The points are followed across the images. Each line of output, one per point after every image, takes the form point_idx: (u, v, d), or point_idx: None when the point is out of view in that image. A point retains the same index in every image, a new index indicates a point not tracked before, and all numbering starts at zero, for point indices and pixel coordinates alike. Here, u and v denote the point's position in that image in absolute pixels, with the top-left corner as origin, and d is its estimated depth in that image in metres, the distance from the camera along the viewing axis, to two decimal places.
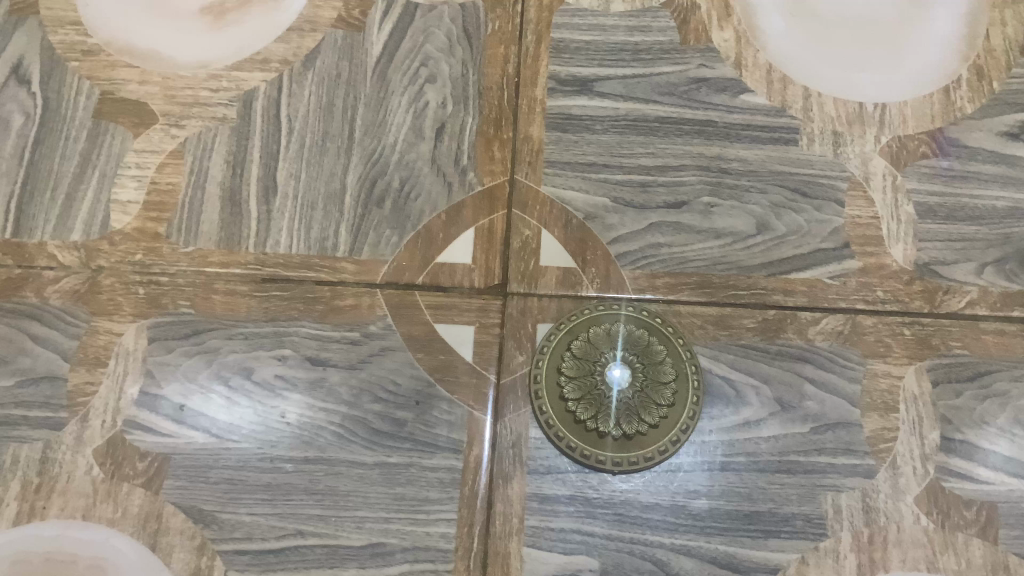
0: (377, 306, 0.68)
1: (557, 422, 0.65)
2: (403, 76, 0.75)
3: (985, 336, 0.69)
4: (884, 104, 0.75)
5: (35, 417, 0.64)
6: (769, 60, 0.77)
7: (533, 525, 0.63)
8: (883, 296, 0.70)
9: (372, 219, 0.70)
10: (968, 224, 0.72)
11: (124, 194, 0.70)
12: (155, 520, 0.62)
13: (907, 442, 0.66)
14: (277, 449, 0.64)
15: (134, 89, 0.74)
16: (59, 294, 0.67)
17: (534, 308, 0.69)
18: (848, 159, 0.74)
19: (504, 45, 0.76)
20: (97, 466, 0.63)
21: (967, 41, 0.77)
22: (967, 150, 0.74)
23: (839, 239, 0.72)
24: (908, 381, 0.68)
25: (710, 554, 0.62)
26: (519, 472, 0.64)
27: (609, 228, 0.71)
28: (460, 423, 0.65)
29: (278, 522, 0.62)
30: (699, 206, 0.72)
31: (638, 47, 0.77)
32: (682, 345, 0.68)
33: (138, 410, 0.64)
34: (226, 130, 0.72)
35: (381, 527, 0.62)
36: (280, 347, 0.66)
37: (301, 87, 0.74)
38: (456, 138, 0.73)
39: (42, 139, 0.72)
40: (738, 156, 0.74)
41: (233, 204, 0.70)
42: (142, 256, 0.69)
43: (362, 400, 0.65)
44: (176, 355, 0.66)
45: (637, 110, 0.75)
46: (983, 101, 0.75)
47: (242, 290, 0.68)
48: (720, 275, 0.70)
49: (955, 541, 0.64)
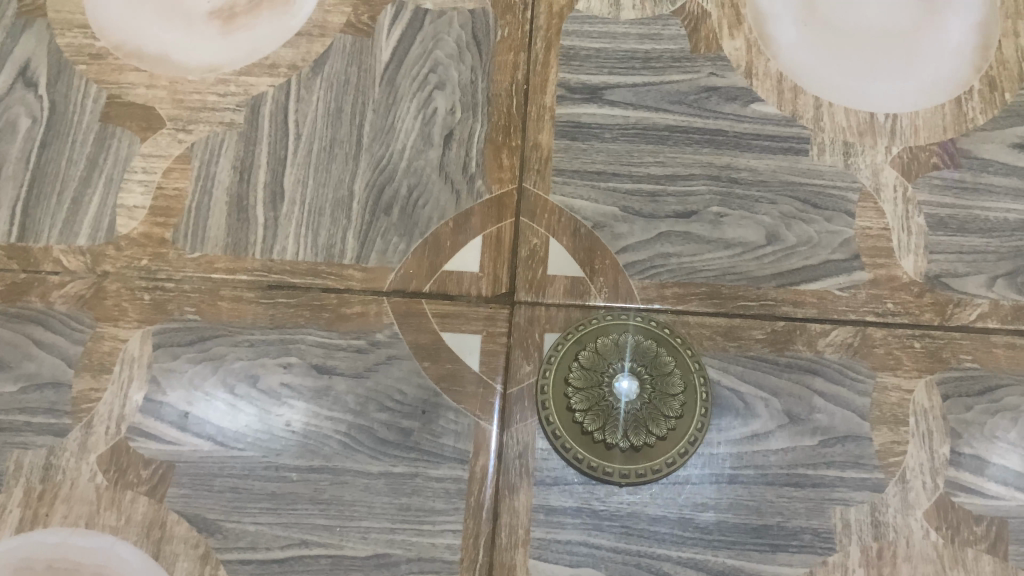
0: (384, 314, 0.68)
1: (564, 433, 0.64)
2: (412, 83, 0.74)
3: (996, 349, 0.69)
4: (895, 114, 0.75)
5: (39, 423, 0.64)
6: (781, 69, 0.76)
7: (540, 536, 0.62)
8: (893, 308, 0.70)
9: (380, 226, 0.70)
10: (979, 236, 0.72)
11: (130, 198, 0.70)
12: (158, 528, 0.61)
13: (917, 456, 0.66)
14: (282, 458, 0.63)
15: (142, 93, 0.73)
16: (65, 299, 0.67)
17: (542, 318, 0.68)
18: (859, 169, 0.73)
19: (513, 52, 0.76)
20: (101, 473, 0.62)
21: (979, 52, 0.77)
22: (980, 161, 0.74)
23: (850, 250, 0.71)
24: (918, 395, 0.67)
25: (717, 568, 0.62)
26: (525, 483, 0.63)
27: (618, 237, 0.71)
28: (467, 433, 0.65)
29: (283, 532, 0.62)
30: (708, 216, 0.72)
31: (648, 55, 0.77)
32: (691, 356, 0.67)
33: (143, 416, 0.64)
34: (234, 135, 0.72)
35: (386, 537, 0.62)
36: (286, 354, 0.66)
37: (309, 92, 0.73)
38: (464, 145, 0.73)
39: (49, 143, 0.71)
40: (748, 166, 0.73)
41: (240, 210, 0.70)
42: (148, 262, 0.68)
43: (368, 409, 0.65)
44: (181, 361, 0.66)
45: (647, 118, 0.74)
46: (995, 112, 0.75)
47: (249, 297, 0.67)
48: (729, 286, 0.70)
49: (965, 556, 0.64)
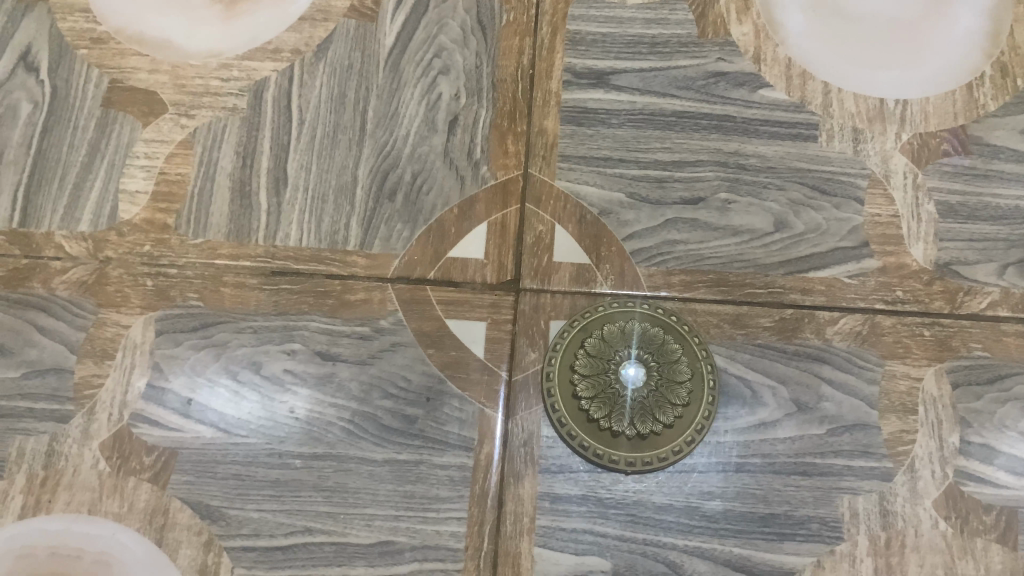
0: (388, 301, 0.67)
1: (569, 420, 0.64)
2: (416, 68, 0.74)
3: (1006, 338, 0.68)
4: (906, 100, 0.74)
5: (41, 410, 0.63)
6: (790, 55, 0.75)
7: (544, 525, 0.62)
8: (902, 296, 0.69)
9: (384, 212, 0.69)
10: (989, 224, 0.71)
11: (132, 184, 0.69)
12: (161, 515, 0.61)
13: (925, 445, 0.65)
14: (286, 445, 0.63)
15: (144, 78, 0.73)
16: (66, 285, 0.67)
17: (548, 305, 0.68)
18: (868, 156, 0.72)
19: (519, 36, 0.75)
20: (103, 460, 0.62)
21: (991, 39, 0.76)
22: (990, 148, 0.73)
23: (859, 237, 0.70)
24: (927, 383, 0.67)
25: (724, 557, 0.61)
26: (530, 471, 0.63)
27: (624, 224, 0.70)
28: (471, 420, 0.64)
29: (286, 519, 0.61)
30: (716, 203, 0.71)
31: (655, 40, 0.76)
32: (698, 344, 0.66)
33: (145, 403, 0.64)
34: (237, 121, 0.71)
35: (390, 525, 0.61)
36: (290, 341, 0.66)
37: (313, 78, 0.73)
38: (469, 131, 0.72)
39: (51, 128, 0.71)
40: (756, 152, 0.72)
41: (243, 196, 0.69)
42: (150, 248, 0.68)
43: (372, 396, 0.64)
44: (184, 348, 0.65)
45: (654, 104, 0.74)
46: (1007, 98, 0.74)
47: (252, 283, 0.67)
48: (736, 273, 0.69)
49: (974, 546, 0.63)
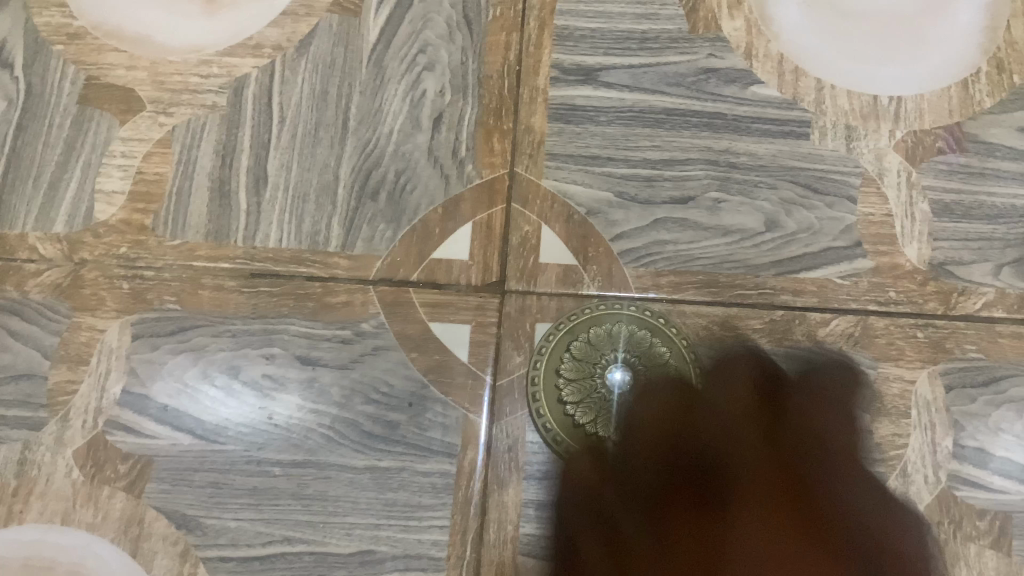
0: (370, 303, 0.65)
1: (555, 425, 0.63)
2: (400, 64, 0.71)
3: (1002, 339, 0.67)
4: (900, 97, 0.72)
5: (15, 417, 0.62)
6: (782, 51, 0.73)
7: (528, 533, 0.61)
8: (896, 297, 0.67)
9: (366, 212, 0.68)
10: (985, 223, 0.69)
11: (108, 184, 0.68)
12: (136, 525, 0.60)
13: (919, 450, 0.64)
14: (265, 452, 0.62)
15: (122, 74, 0.70)
16: (40, 287, 0.65)
17: (534, 307, 0.66)
18: (861, 154, 0.71)
19: (506, 31, 0.72)
20: (76, 468, 0.61)
21: (988, 33, 0.73)
22: (986, 145, 0.71)
23: (851, 237, 0.69)
24: (920, 386, 0.65)
25: None
26: (514, 478, 0.62)
27: (613, 224, 0.68)
28: (455, 426, 0.63)
29: (264, 528, 0.60)
30: (706, 202, 0.69)
31: (645, 36, 0.73)
32: (686, 347, 0.65)
33: (122, 409, 0.62)
34: (216, 119, 0.69)
35: (371, 533, 0.61)
36: (269, 345, 0.64)
37: (294, 75, 0.70)
38: (454, 129, 0.70)
39: (25, 127, 0.69)
40: (747, 150, 0.71)
41: (222, 196, 0.68)
42: (127, 249, 0.66)
43: (353, 401, 0.63)
44: (161, 352, 0.64)
45: (643, 101, 0.71)
46: (1003, 95, 0.72)
47: (230, 285, 0.65)
48: (726, 274, 0.68)
49: (967, 552, 0.62)
